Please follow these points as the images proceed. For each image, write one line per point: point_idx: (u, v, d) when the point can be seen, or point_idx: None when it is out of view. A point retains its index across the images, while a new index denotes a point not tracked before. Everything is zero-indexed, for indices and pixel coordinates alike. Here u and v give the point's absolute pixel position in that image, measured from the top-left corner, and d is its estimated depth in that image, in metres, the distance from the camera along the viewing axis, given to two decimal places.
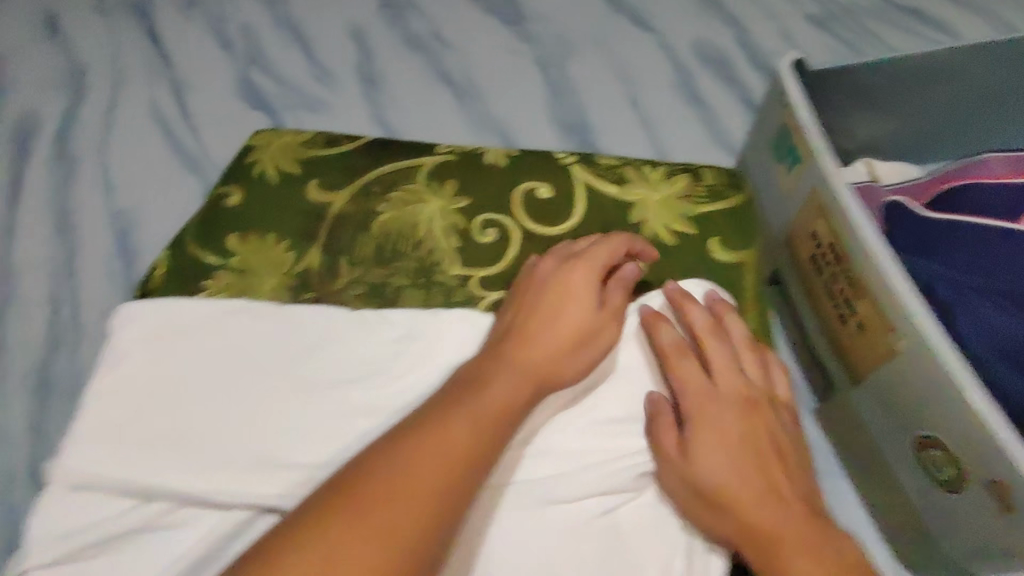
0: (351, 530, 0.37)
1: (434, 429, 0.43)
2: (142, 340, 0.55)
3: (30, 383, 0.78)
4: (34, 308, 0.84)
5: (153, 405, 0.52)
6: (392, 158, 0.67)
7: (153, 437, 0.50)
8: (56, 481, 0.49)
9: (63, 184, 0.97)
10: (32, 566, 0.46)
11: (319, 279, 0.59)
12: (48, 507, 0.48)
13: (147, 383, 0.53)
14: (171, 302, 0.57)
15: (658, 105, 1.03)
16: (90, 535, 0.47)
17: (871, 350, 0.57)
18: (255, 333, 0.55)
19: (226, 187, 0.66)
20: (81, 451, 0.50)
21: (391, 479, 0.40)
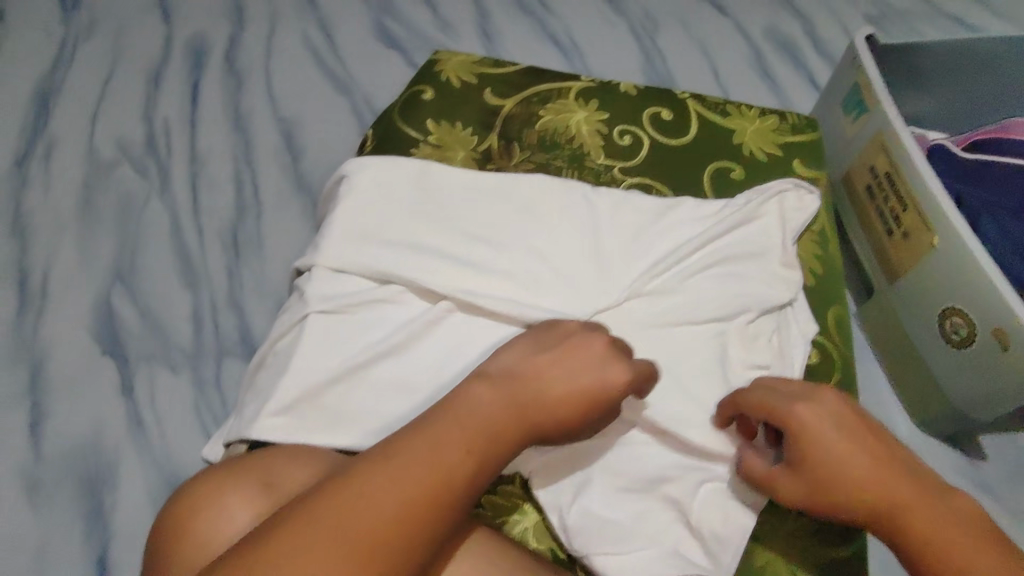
0: (410, 469, 0.48)
1: (470, 400, 0.53)
2: (373, 181, 0.73)
3: (225, 238, 0.98)
4: (224, 183, 1.04)
5: (387, 224, 0.70)
6: (546, 80, 0.86)
7: (389, 244, 0.68)
8: (320, 264, 0.67)
9: (235, 93, 1.17)
10: (307, 314, 0.63)
11: (501, 158, 0.78)
12: (316, 280, 0.66)
13: (382, 210, 0.71)
14: (393, 156, 0.75)
15: (733, 77, 1.22)
16: (349, 297, 0.64)
17: (912, 249, 0.77)
18: (458, 184, 0.73)
19: (418, 86, 0.84)
20: (337, 246, 0.68)
21: (439, 436, 0.50)
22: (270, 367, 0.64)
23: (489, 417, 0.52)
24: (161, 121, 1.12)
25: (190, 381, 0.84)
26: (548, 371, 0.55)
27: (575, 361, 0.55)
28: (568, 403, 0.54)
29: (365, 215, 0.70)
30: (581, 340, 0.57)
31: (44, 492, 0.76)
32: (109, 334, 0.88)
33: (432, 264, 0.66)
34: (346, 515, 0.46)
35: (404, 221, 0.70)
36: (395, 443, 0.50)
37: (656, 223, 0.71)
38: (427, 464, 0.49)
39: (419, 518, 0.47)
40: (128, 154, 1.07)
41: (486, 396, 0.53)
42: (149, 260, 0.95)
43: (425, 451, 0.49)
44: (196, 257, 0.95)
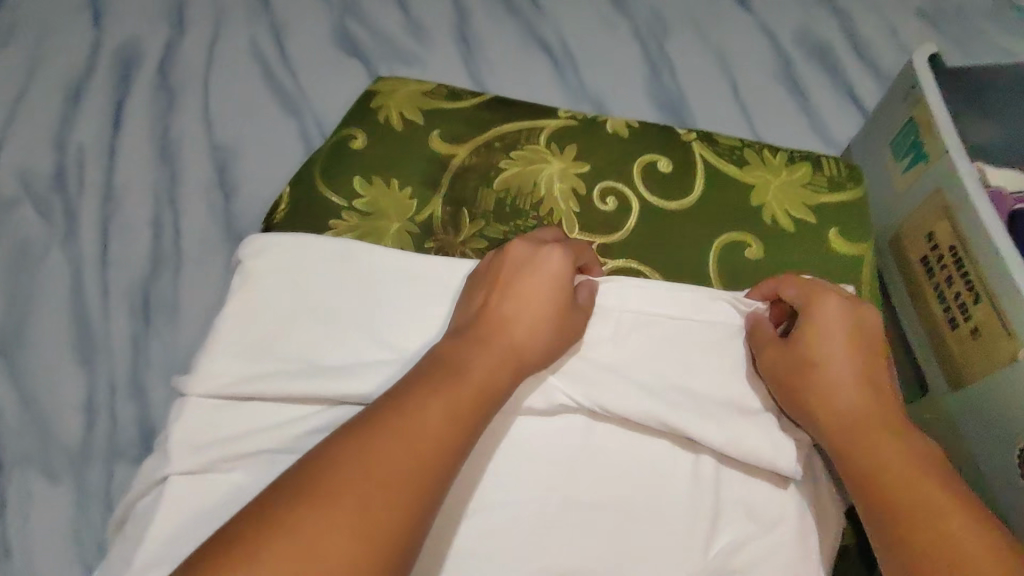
0: (376, 445, 0.39)
1: (425, 372, 0.44)
2: (273, 269, 0.56)
3: (133, 300, 0.81)
4: (139, 228, 0.88)
5: (284, 335, 0.53)
6: (513, 117, 0.68)
7: (282, 366, 0.52)
8: (190, 396, 0.50)
9: (165, 114, 1.00)
10: (168, 473, 0.48)
11: (444, 232, 0.60)
12: (185, 418, 0.50)
13: (279, 313, 0.54)
14: (300, 236, 0.57)
15: (757, 92, 1.02)
16: (226, 449, 0.48)
17: (985, 356, 0.57)
18: (382, 275, 0.56)
19: (350, 129, 0.66)
20: (215, 369, 0.51)
21: (390, 412, 0.41)
22: (117, 543, 0.48)
23: (484, 372, 0.45)
24: (75, 149, 0.96)
25: (73, 490, 0.69)
26: (502, 312, 0.48)
27: (541, 282, 0.49)
28: (535, 345, 0.47)
29: (259, 319, 0.54)
30: (525, 264, 0.50)
31: None
32: None
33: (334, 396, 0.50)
34: (312, 516, 0.36)
35: (310, 329, 0.53)
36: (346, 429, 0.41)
37: (639, 329, 0.52)
38: (382, 449, 0.39)
39: (399, 502, 0.38)
40: (32, 190, 0.91)
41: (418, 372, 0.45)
42: (41, 328, 0.79)
43: (381, 436, 0.40)
44: (97, 324, 0.79)
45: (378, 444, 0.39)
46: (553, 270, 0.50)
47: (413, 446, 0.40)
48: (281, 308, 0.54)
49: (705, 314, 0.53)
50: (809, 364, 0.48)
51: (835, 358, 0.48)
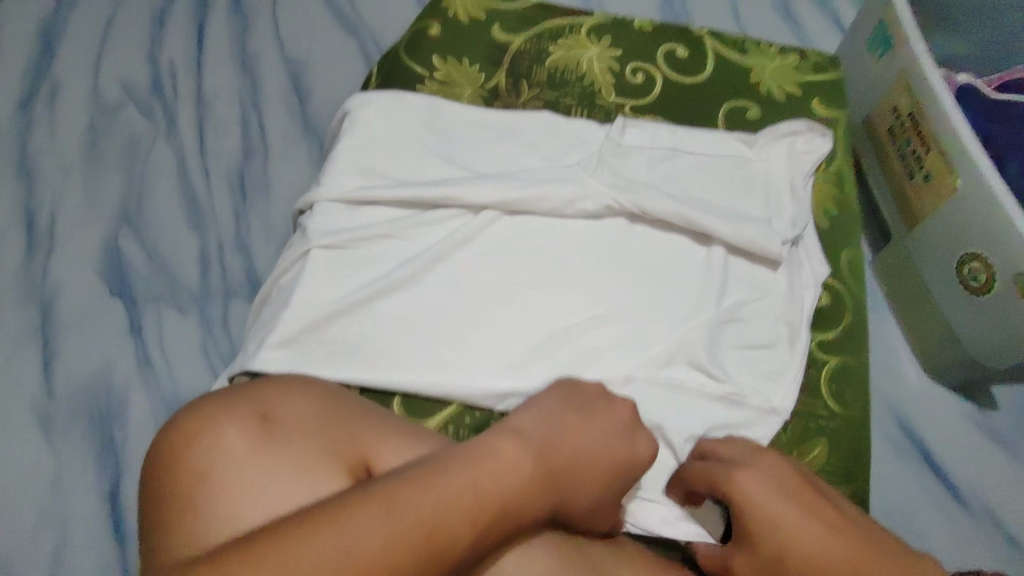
0: (452, 503, 0.39)
1: (508, 459, 0.43)
2: (376, 119, 0.71)
3: (232, 181, 0.97)
4: (229, 125, 1.03)
5: (389, 162, 0.69)
6: (558, 14, 0.83)
7: (389, 182, 0.67)
8: (320, 200, 0.65)
9: (242, 34, 1.14)
10: (309, 251, 0.62)
11: (508, 97, 0.76)
12: (318, 215, 0.65)
13: (383, 147, 0.69)
14: (394, 93, 0.72)
15: (758, 14, 1.15)
16: (353, 232, 0.63)
17: (932, 193, 0.74)
18: (461, 123, 0.72)
19: (425, 21, 0.81)
20: (337, 182, 0.67)
21: (477, 480, 0.41)
22: (271, 303, 0.63)
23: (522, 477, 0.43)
24: (165, 64, 1.10)
25: (198, 321, 0.85)
26: (582, 429, 0.48)
27: (638, 444, 0.51)
28: (605, 476, 0.48)
29: (367, 152, 0.69)
30: (610, 414, 0.51)
31: (59, 427, 0.78)
32: (118, 274, 0.88)
33: (434, 199, 0.64)
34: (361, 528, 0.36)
35: (410, 159, 0.69)
36: (429, 471, 0.41)
37: (662, 161, 0.68)
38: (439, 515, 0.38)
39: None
40: (134, 96, 1.06)
41: (514, 453, 0.44)
42: (156, 202, 0.95)
43: (458, 508, 0.39)
44: (203, 199, 0.95)
45: (443, 515, 0.39)
46: (619, 422, 0.51)
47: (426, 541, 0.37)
48: (384, 145, 0.70)
49: (711, 153, 0.69)
50: (781, 551, 0.47)
51: (750, 493, 0.49)
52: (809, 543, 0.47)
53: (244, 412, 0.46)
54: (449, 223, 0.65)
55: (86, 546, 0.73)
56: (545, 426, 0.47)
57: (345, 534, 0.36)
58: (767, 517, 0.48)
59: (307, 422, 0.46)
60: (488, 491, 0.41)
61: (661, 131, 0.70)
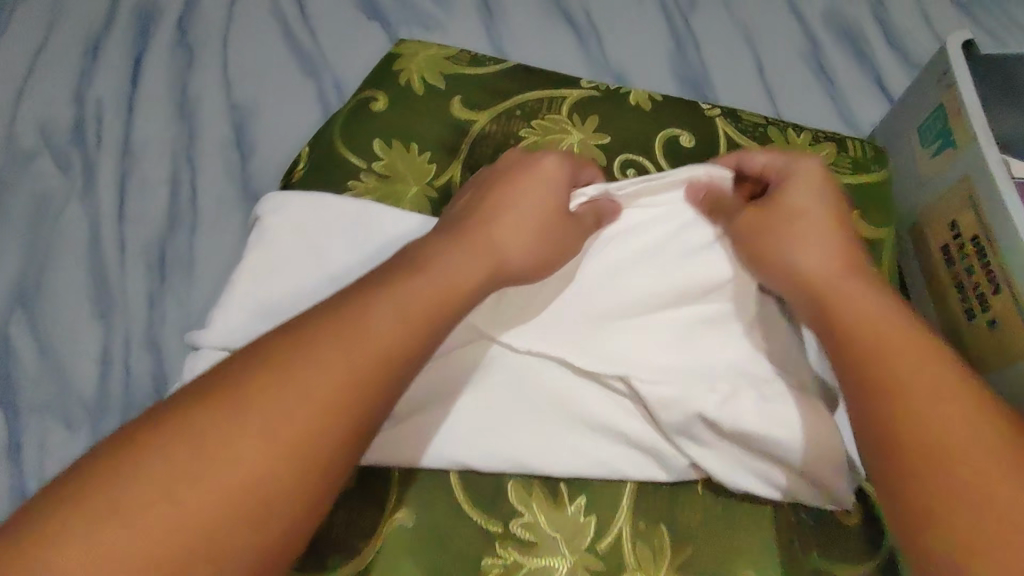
0: (387, 329, 0.43)
1: (431, 263, 0.47)
2: (290, 232, 0.56)
3: (150, 256, 0.82)
4: (156, 183, 0.88)
5: (297, 299, 0.54)
6: (536, 85, 0.67)
7: None
8: (208, 355, 0.52)
9: (185, 71, 0.99)
10: None
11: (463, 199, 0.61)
12: (202, 373, 0.51)
13: (291, 275, 0.54)
14: (314, 197, 0.58)
15: (784, 71, 0.98)
16: None
17: (1000, 345, 0.57)
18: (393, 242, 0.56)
19: (372, 92, 0.67)
20: (228, 328, 0.52)
21: (411, 304, 0.44)
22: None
23: (449, 280, 0.47)
24: (94, 105, 0.96)
25: (89, 440, 0.71)
26: (517, 227, 0.51)
27: (528, 206, 0.52)
28: (529, 239, 0.51)
29: (271, 281, 0.54)
30: (529, 186, 0.53)
31: None
32: (0, 370, 0.74)
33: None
34: (282, 394, 0.39)
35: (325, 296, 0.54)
36: (352, 299, 0.44)
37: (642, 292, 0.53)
38: (364, 338, 0.42)
39: (363, 404, 0.41)
40: (52, 143, 0.92)
41: (447, 271, 0.47)
42: (59, 278, 0.80)
43: (384, 326, 0.43)
44: (113, 277, 0.80)
45: (372, 344, 0.42)
46: (542, 197, 0.53)
47: (355, 368, 0.41)
48: (299, 270, 0.55)
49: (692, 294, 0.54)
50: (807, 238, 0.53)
51: (805, 216, 0.54)
52: (842, 270, 0.51)
53: (124, 453, 0.36)
54: None
55: None
56: (452, 264, 0.48)
57: (251, 411, 0.38)
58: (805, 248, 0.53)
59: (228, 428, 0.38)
60: (425, 290, 0.46)
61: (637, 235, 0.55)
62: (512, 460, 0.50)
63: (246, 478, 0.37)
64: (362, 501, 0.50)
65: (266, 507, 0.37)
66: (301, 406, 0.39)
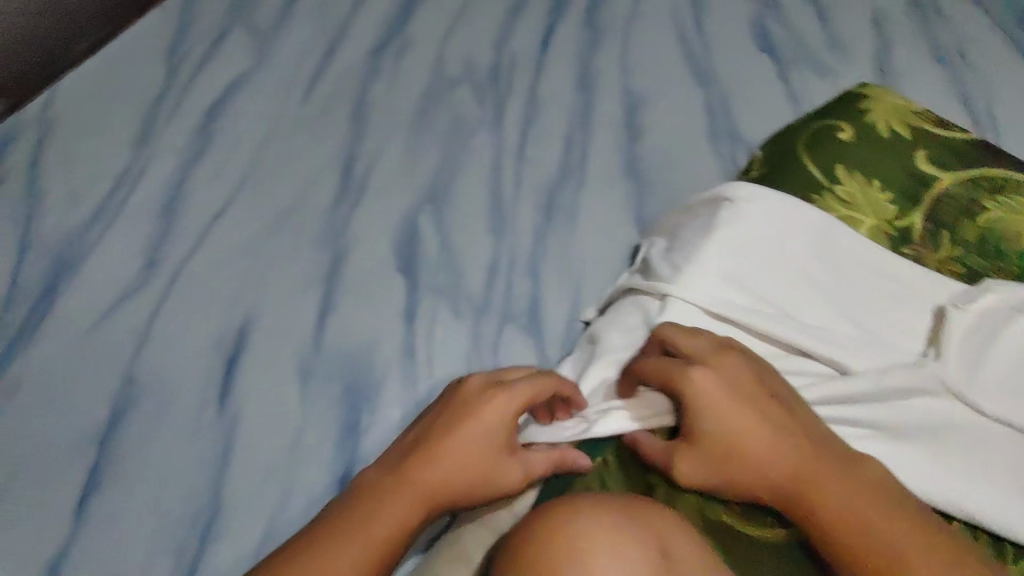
0: (360, 555, 0.55)
1: (382, 491, 0.58)
2: (752, 222, 0.63)
3: (540, 198, 0.92)
4: (554, 138, 0.98)
5: (762, 280, 0.62)
6: (1006, 166, 0.68)
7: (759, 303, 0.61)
8: (679, 300, 0.61)
9: (589, 49, 1.10)
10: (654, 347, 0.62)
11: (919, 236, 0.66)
12: (677, 314, 0.61)
13: (759, 257, 0.62)
14: (776, 196, 0.65)
15: None
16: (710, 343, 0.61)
17: None
18: (850, 252, 0.63)
19: (837, 122, 0.71)
20: (702, 283, 0.61)
21: (428, 491, 0.58)
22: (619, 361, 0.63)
23: (433, 479, 0.58)
24: (508, 55, 1.09)
25: (469, 332, 0.81)
26: (461, 440, 0.59)
27: (490, 425, 0.60)
28: (504, 431, 0.59)
29: (741, 257, 0.62)
30: (485, 401, 0.61)
31: (315, 384, 0.79)
32: (409, 250, 0.88)
33: (842, 363, 0.59)
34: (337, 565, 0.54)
35: (787, 284, 0.62)
36: (340, 513, 0.58)
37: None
38: (391, 518, 0.57)
39: (390, 549, 0.56)
40: (471, 77, 1.06)
41: (437, 471, 0.58)
42: (463, 189, 0.93)
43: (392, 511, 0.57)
44: (508, 206, 0.91)
45: (373, 540, 0.55)
46: (488, 418, 0.60)
47: (378, 534, 0.56)
48: (771, 256, 0.63)
49: None
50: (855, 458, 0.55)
51: (704, 386, 0.56)
52: None
53: None
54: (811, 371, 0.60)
55: (303, 515, 0.73)
56: (471, 457, 0.59)
57: None
58: (710, 408, 0.56)
59: None
60: (422, 481, 0.58)
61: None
62: (958, 502, 0.54)
63: None
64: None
65: None
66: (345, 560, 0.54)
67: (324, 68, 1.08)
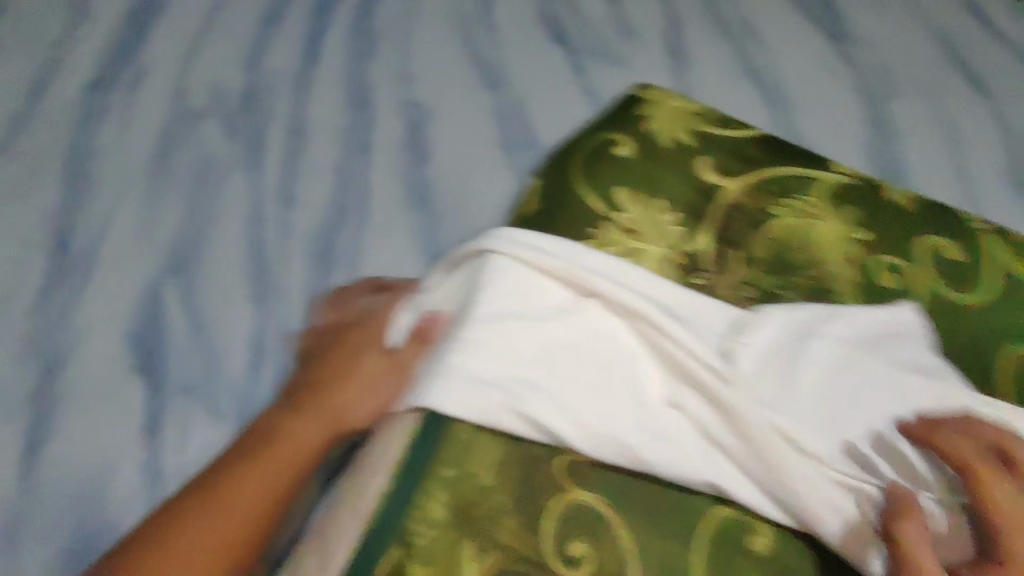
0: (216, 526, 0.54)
1: (247, 463, 0.57)
2: (511, 270, 0.52)
3: (311, 247, 0.78)
4: (326, 170, 0.84)
5: (527, 338, 0.49)
6: (788, 160, 0.63)
7: (527, 364, 0.48)
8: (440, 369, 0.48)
9: (361, 58, 0.96)
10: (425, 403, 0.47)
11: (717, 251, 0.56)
12: (437, 390, 0.47)
13: (523, 311, 0.50)
14: (542, 231, 0.54)
15: (989, 174, 0.91)
16: (492, 397, 0.47)
17: None
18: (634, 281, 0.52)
19: (613, 134, 0.62)
20: (465, 344, 0.48)
21: (282, 460, 0.57)
22: (371, 473, 0.47)
23: (296, 448, 0.58)
24: (267, 77, 0.93)
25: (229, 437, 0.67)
26: (338, 382, 0.60)
27: (405, 304, 0.61)
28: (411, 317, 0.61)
29: (497, 316, 0.50)
30: (404, 295, 0.64)
31: (29, 542, 0.61)
32: (149, 340, 0.71)
33: (585, 453, 0.46)
34: (264, 485, 0.56)
35: (560, 337, 0.49)
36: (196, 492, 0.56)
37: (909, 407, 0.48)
38: (240, 497, 0.56)
39: (293, 482, 0.57)
40: (220, 109, 0.90)
41: (294, 442, 0.58)
42: (216, 249, 0.77)
43: (262, 480, 0.56)
44: (274, 263, 0.76)
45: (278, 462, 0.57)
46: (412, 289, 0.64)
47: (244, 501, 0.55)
48: (531, 322, 0.50)
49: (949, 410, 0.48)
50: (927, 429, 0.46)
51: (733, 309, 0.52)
52: None
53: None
54: (607, 430, 0.46)
55: None
56: (341, 397, 0.59)
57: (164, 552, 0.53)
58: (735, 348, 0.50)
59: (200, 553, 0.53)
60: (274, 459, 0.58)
61: (882, 344, 0.51)
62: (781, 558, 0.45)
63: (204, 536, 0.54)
64: (600, 538, 0.45)
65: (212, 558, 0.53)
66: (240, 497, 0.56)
67: (29, 113, 0.86)
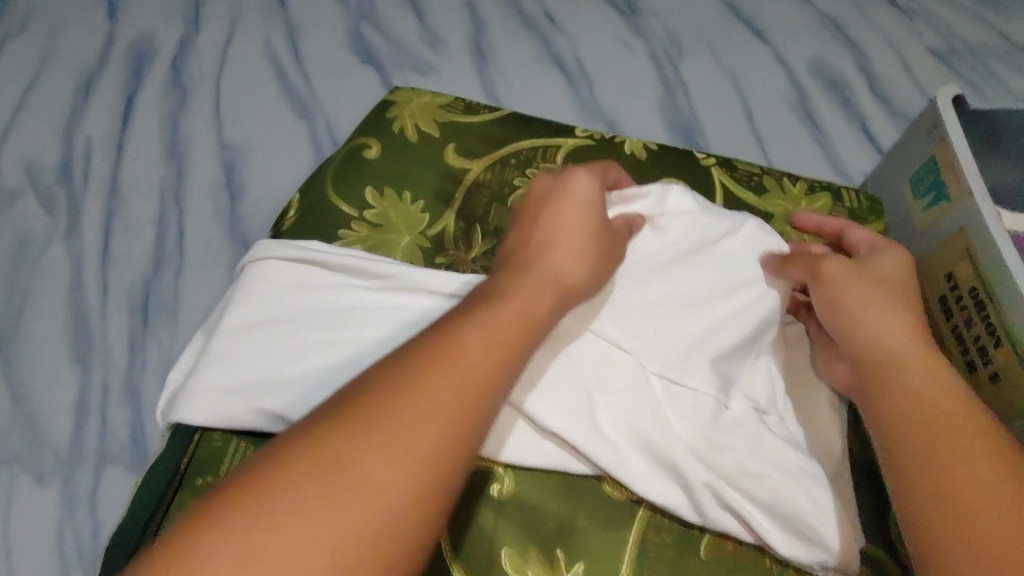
0: (385, 483, 0.36)
1: (417, 384, 0.40)
2: (265, 289, 0.56)
3: (132, 299, 0.80)
4: (143, 224, 0.86)
5: (273, 347, 0.53)
6: (533, 132, 0.67)
7: (270, 370, 0.53)
8: (193, 385, 0.52)
9: (175, 110, 0.99)
10: (179, 418, 0.52)
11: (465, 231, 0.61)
12: (187, 403, 0.52)
13: (273, 323, 0.55)
14: (297, 245, 0.58)
15: (770, 120, 1.00)
16: (236, 402, 0.51)
17: (1002, 402, 0.57)
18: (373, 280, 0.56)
19: (365, 138, 0.66)
20: (213, 362, 0.53)
21: (452, 372, 0.41)
22: None
23: (479, 362, 0.42)
24: (81, 143, 0.94)
25: (59, 494, 0.69)
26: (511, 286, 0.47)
27: (570, 214, 0.52)
28: (589, 214, 0.53)
29: (250, 331, 0.54)
30: (561, 186, 0.54)
31: None
32: None
33: None
34: (416, 414, 0.39)
35: (303, 341, 0.54)
36: (354, 427, 0.38)
37: (639, 332, 0.53)
38: (423, 438, 0.38)
39: (467, 426, 0.40)
40: (37, 182, 0.90)
41: (474, 356, 0.42)
42: (35, 319, 0.78)
43: (450, 400, 0.40)
44: (93, 321, 0.78)
45: (459, 379, 0.41)
46: (580, 194, 0.53)
47: (426, 452, 0.38)
48: (281, 334, 0.54)
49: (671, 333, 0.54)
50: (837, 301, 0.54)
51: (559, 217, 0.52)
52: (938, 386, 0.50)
53: None
54: None
55: None
56: (524, 304, 0.46)
57: (268, 529, 0.34)
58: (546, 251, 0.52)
59: (367, 526, 0.35)
60: (472, 380, 0.41)
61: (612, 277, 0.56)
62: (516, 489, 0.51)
63: (352, 498, 0.36)
64: None
65: (397, 533, 0.36)
66: (426, 435, 0.38)
67: None
